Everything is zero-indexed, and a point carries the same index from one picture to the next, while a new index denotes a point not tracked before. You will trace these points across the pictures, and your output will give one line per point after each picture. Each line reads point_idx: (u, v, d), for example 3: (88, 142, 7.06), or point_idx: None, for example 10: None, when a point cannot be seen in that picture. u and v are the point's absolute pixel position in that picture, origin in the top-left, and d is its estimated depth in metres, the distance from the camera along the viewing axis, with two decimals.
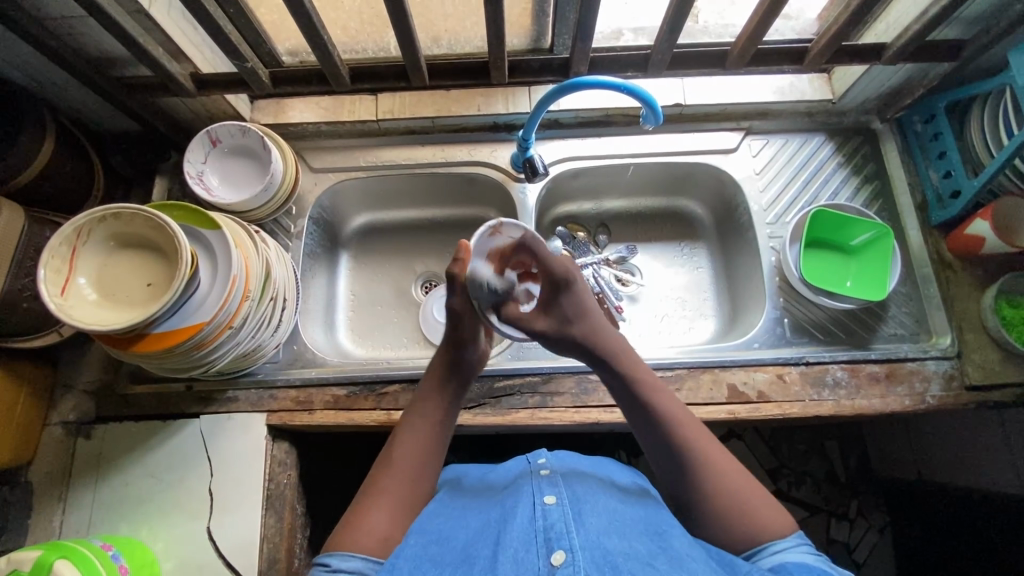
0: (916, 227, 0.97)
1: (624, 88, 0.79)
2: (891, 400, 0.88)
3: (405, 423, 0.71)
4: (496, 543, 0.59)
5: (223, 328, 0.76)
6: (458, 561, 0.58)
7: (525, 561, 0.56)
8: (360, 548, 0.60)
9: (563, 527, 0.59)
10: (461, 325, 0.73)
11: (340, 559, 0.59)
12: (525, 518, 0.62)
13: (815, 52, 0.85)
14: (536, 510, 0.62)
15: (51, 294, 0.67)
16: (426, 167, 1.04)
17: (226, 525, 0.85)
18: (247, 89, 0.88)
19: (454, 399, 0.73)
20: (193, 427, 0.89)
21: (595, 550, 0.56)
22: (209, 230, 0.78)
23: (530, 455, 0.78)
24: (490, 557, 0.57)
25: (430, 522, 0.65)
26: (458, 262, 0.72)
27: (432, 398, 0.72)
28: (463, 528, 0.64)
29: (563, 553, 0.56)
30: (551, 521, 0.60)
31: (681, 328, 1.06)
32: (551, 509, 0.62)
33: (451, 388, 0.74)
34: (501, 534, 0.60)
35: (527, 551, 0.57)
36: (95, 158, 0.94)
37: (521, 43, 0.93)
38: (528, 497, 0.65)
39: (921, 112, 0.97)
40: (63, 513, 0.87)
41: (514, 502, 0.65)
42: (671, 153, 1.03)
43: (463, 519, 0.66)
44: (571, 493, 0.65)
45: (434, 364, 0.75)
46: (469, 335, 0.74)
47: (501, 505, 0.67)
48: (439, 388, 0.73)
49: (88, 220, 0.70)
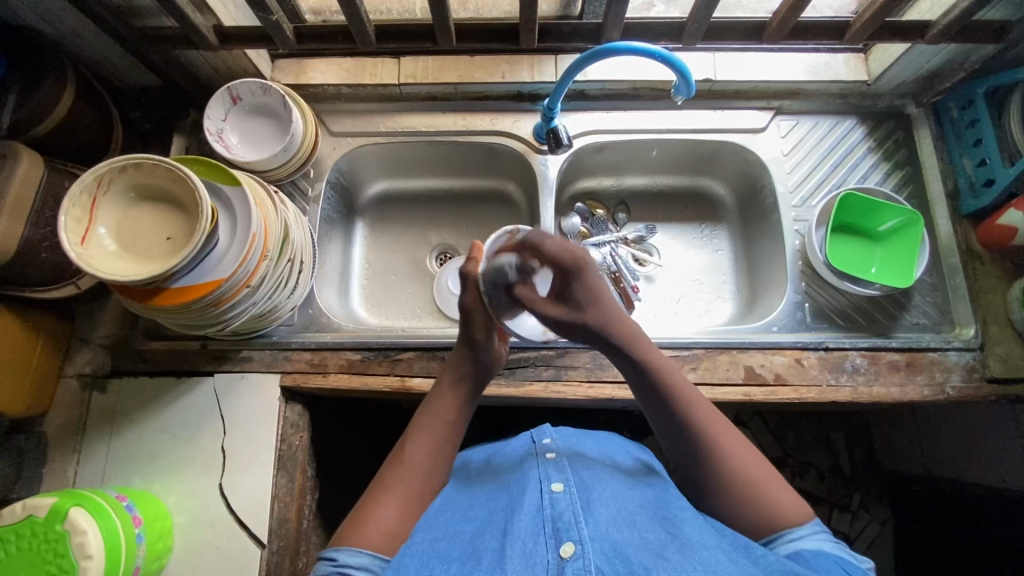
0: (946, 216, 0.95)
1: (658, 56, 0.76)
2: (910, 389, 0.87)
3: (418, 423, 0.71)
4: (504, 537, 0.59)
5: (241, 286, 0.76)
6: (466, 554, 0.59)
7: (534, 554, 0.57)
8: (370, 544, 0.60)
9: (571, 517, 0.60)
10: (473, 326, 0.74)
11: (350, 555, 0.59)
12: (533, 506, 0.63)
13: (856, 27, 0.82)
14: (544, 498, 0.64)
15: (72, 243, 0.66)
16: (447, 135, 1.02)
17: (239, 482, 0.86)
18: (270, 45, 0.85)
19: (467, 401, 0.74)
20: (208, 385, 0.90)
21: (604, 542, 0.57)
22: (230, 187, 0.77)
23: (535, 434, 0.80)
24: (498, 550, 0.58)
25: (436, 520, 0.65)
26: (472, 261, 0.75)
27: (447, 396, 0.73)
28: (470, 521, 0.64)
29: (572, 545, 0.56)
30: (559, 511, 0.61)
31: (697, 310, 1.05)
32: (559, 498, 0.63)
33: (466, 388, 0.74)
34: (509, 523, 0.61)
35: (535, 543, 0.58)
36: (114, 110, 0.92)
37: (550, 10, 0.90)
38: (535, 484, 0.67)
39: (958, 98, 0.93)
40: (77, 465, 0.88)
41: (521, 488, 0.67)
42: (698, 131, 1.00)
43: (470, 512, 0.66)
44: (578, 480, 0.67)
45: (450, 363, 0.76)
46: (479, 337, 0.74)
47: (507, 494, 0.67)
48: (454, 392, 0.73)
49: (108, 171, 0.69)
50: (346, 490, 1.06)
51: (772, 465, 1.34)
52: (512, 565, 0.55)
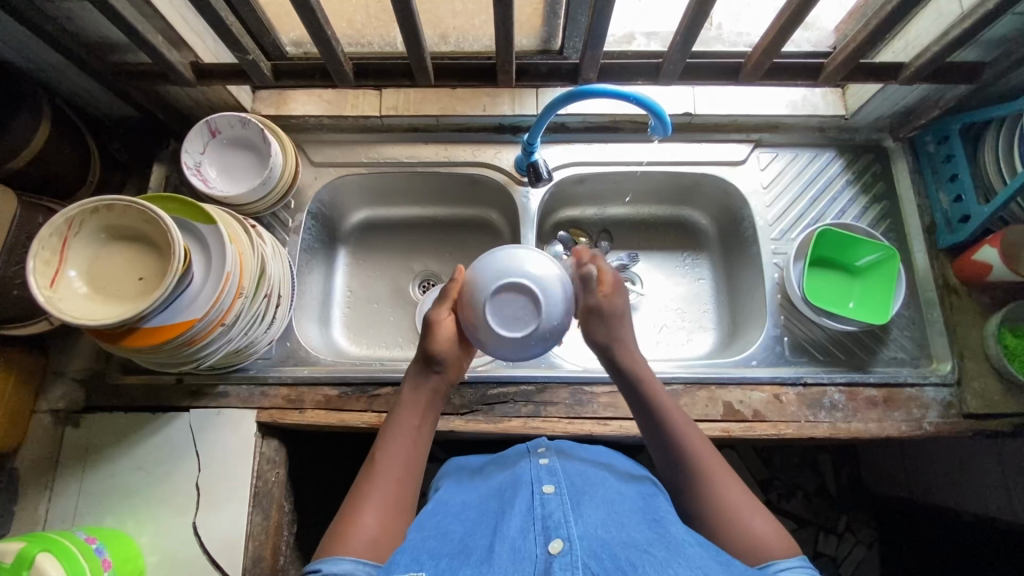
0: (923, 249, 0.96)
1: (632, 98, 0.78)
2: (887, 424, 0.87)
3: (385, 434, 0.70)
4: (493, 534, 0.60)
5: (215, 325, 0.75)
6: (455, 552, 0.59)
7: (522, 549, 0.56)
8: (353, 552, 0.60)
9: (560, 517, 0.59)
10: (434, 337, 0.73)
11: (333, 564, 0.58)
12: (524, 507, 0.63)
13: (831, 68, 0.82)
14: (535, 499, 0.63)
15: (40, 286, 0.66)
16: (429, 166, 1.02)
17: (214, 520, 0.85)
18: (247, 81, 0.85)
19: (431, 408, 0.73)
20: (183, 420, 0.89)
21: (593, 540, 0.56)
22: (204, 224, 0.77)
23: (530, 443, 0.80)
24: (487, 547, 0.58)
25: (427, 524, 0.66)
26: (454, 282, 0.77)
27: (408, 406, 0.72)
28: (461, 523, 0.65)
29: (561, 541, 0.56)
30: (549, 510, 0.61)
31: (679, 340, 1.05)
32: (550, 498, 0.63)
33: (432, 396, 0.73)
34: (500, 524, 0.61)
35: (524, 540, 0.57)
36: (91, 143, 0.92)
37: (530, 44, 0.90)
38: (528, 487, 0.67)
39: (934, 134, 0.94)
40: (49, 503, 0.86)
41: (513, 490, 0.67)
42: (679, 163, 1.01)
43: (461, 514, 0.67)
44: (569, 484, 0.67)
45: (410, 378, 0.74)
46: (436, 349, 0.73)
47: (500, 497, 0.68)
48: (417, 400, 0.72)
49: (79, 212, 0.69)
50: (327, 522, 1.05)
51: (758, 488, 1.34)
52: (498, 561, 0.55)
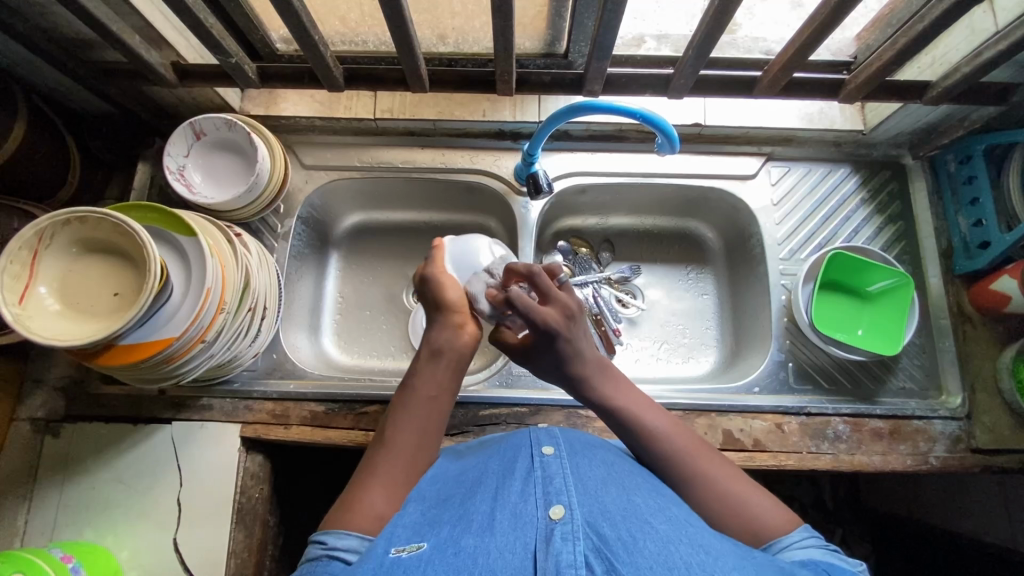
0: (938, 275, 0.91)
1: (640, 115, 0.75)
2: (893, 458, 0.84)
3: (402, 404, 0.66)
4: (494, 497, 0.56)
5: (195, 341, 0.71)
6: (454, 518, 0.55)
7: (524, 513, 0.54)
8: (359, 527, 0.56)
9: (561, 482, 0.57)
10: (442, 291, 0.72)
11: (338, 537, 0.55)
12: (524, 469, 0.60)
13: (852, 86, 0.77)
14: (534, 461, 0.61)
15: (8, 303, 0.62)
16: (424, 172, 0.98)
17: (195, 536, 0.83)
18: (232, 83, 0.80)
19: (455, 381, 0.69)
20: (165, 433, 0.86)
21: (593, 506, 0.54)
22: (184, 236, 0.73)
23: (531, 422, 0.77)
24: (487, 514, 0.54)
25: (427, 489, 0.62)
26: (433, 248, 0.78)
27: (429, 373, 0.67)
28: (460, 485, 0.61)
29: (562, 508, 0.53)
30: (550, 474, 0.58)
31: (679, 359, 1.01)
32: (550, 461, 0.60)
33: (456, 365, 0.69)
34: (499, 488, 0.58)
35: (524, 504, 0.55)
36: (70, 141, 0.87)
37: (532, 46, 0.84)
38: (526, 450, 0.64)
39: (956, 153, 0.89)
40: (28, 514, 0.84)
41: (512, 452, 0.64)
42: (686, 176, 0.96)
43: (460, 478, 0.63)
44: (569, 445, 0.64)
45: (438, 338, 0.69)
46: (449, 302, 0.72)
47: (500, 457, 0.64)
48: (440, 368, 0.68)
49: (50, 223, 0.65)
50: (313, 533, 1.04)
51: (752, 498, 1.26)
52: (500, 529, 0.52)
